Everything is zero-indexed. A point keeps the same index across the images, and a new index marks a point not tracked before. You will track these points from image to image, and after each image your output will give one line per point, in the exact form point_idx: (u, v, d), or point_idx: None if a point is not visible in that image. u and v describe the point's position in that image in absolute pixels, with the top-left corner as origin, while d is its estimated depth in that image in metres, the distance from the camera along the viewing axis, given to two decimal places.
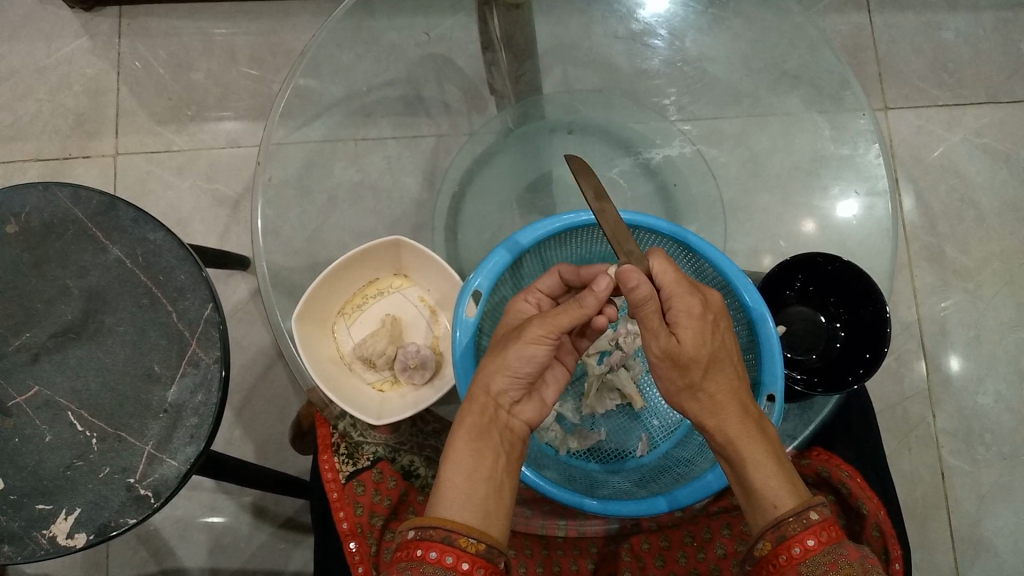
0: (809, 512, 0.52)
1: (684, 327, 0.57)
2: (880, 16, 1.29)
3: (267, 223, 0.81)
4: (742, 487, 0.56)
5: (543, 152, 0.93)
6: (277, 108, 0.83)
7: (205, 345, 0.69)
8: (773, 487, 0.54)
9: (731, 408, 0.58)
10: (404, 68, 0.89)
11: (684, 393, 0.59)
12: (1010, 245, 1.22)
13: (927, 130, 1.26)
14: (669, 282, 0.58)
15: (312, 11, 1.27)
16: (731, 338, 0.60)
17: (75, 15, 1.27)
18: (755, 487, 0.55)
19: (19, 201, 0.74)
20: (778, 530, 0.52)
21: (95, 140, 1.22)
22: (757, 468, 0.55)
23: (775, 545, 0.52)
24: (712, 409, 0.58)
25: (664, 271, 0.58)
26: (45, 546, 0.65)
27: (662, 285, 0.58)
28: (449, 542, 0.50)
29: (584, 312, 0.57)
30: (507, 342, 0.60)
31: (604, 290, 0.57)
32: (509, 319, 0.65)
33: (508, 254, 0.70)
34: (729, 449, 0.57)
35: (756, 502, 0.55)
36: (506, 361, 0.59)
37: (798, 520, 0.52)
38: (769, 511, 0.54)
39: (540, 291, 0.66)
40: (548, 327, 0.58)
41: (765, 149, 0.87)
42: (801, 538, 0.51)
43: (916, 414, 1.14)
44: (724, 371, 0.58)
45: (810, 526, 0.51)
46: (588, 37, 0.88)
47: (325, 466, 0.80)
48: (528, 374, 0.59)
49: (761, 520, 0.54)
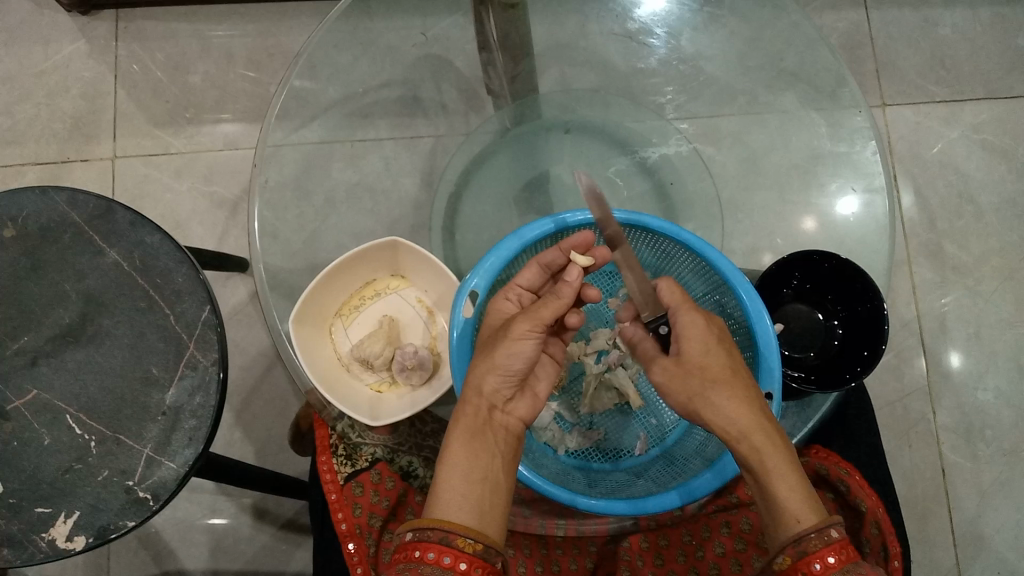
0: (829, 530, 0.51)
1: (690, 339, 0.59)
2: (877, 13, 1.29)
3: (266, 224, 0.81)
4: (763, 496, 0.55)
5: (540, 152, 0.93)
6: (274, 108, 0.82)
7: (202, 348, 0.69)
8: (795, 501, 0.53)
9: (753, 417, 0.56)
10: (401, 69, 0.89)
11: (698, 400, 0.58)
12: (1009, 241, 1.21)
13: (925, 126, 1.26)
14: (676, 300, 0.61)
15: (309, 12, 1.28)
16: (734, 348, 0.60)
17: (72, 18, 1.27)
18: (778, 500, 0.54)
19: (15, 205, 0.74)
20: (799, 546, 0.52)
21: (93, 143, 1.23)
22: (780, 481, 0.54)
23: (795, 560, 0.52)
24: (736, 415, 0.56)
25: (671, 295, 0.61)
26: (44, 550, 0.65)
27: (669, 303, 0.61)
28: (446, 543, 0.50)
29: (561, 302, 0.60)
30: (494, 342, 0.60)
31: (576, 280, 0.62)
32: (491, 319, 0.66)
33: (507, 250, 0.70)
34: (752, 459, 0.56)
35: (777, 516, 0.54)
36: (495, 359, 0.59)
37: (819, 537, 0.51)
38: (791, 525, 0.53)
39: (519, 286, 0.67)
40: (534, 322, 0.59)
41: (763, 147, 0.89)
42: (821, 554, 0.51)
43: (916, 411, 1.14)
44: (730, 379, 0.58)
45: (831, 544, 0.51)
46: (584, 36, 0.89)
47: (322, 467, 0.79)
48: (518, 370, 0.60)
49: (783, 535, 0.53)
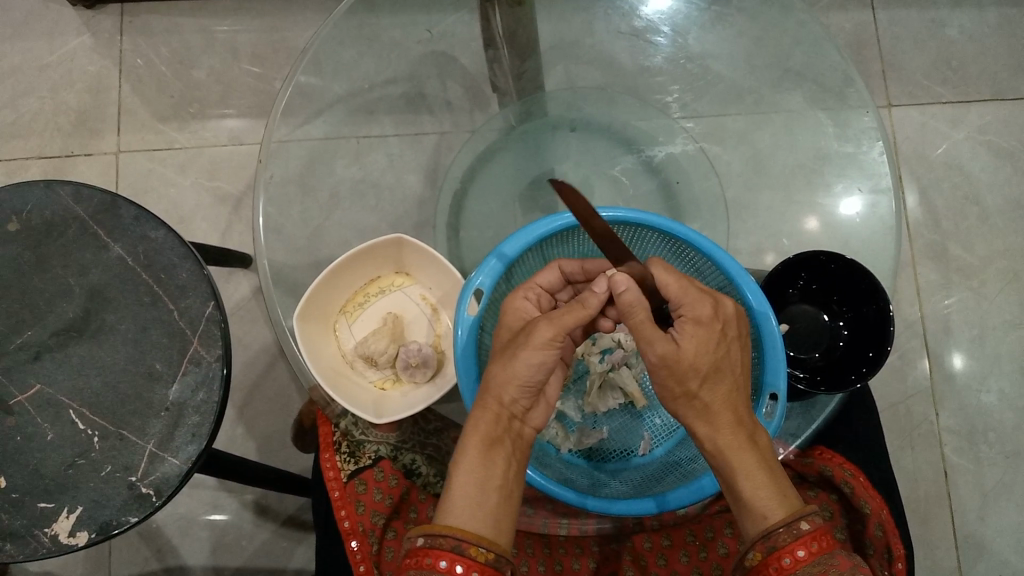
0: (800, 523, 0.52)
1: (688, 335, 0.56)
2: (884, 13, 1.29)
3: (270, 221, 0.81)
4: (732, 495, 0.56)
5: (546, 150, 0.93)
6: (278, 107, 0.83)
7: (206, 344, 0.69)
8: (762, 498, 0.54)
9: (727, 416, 0.57)
10: (405, 65, 0.89)
11: (680, 402, 0.57)
12: (1014, 243, 1.21)
13: (931, 127, 1.25)
14: (674, 289, 0.57)
15: (314, 8, 1.27)
16: (735, 349, 0.58)
17: (77, 12, 1.27)
18: (745, 497, 0.55)
19: (20, 199, 0.73)
20: (768, 541, 0.52)
21: (97, 137, 1.22)
22: (749, 479, 0.55)
23: (766, 555, 0.52)
24: (710, 416, 0.57)
25: (665, 280, 0.57)
26: (47, 545, 0.65)
27: (670, 295, 0.58)
28: (459, 552, 0.50)
29: (585, 312, 0.58)
30: (514, 348, 0.59)
31: (603, 292, 0.59)
32: (509, 319, 0.64)
33: (496, 267, 0.69)
34: (720, 460, 0.56)
35: (746, 512, 0.55)
36: (516, 369, 0.58)
37: (789, 531, 0.52)
38: (759, 521, 0.54)
39: (538, 287, 0.66)
40: (557, 330, 0.57)
41: (769, 147, 0.87)
42: (792, 548, 0.52)
43: (919, 412, 1.14)
44: (723, 377, 0.57)
45: (800, 537, 0.52)
46: (590, 34, 0.88)
47: (325, 464, 0.78)
48: (537, 381, 0.58)
49: (752, 530, 0.54)
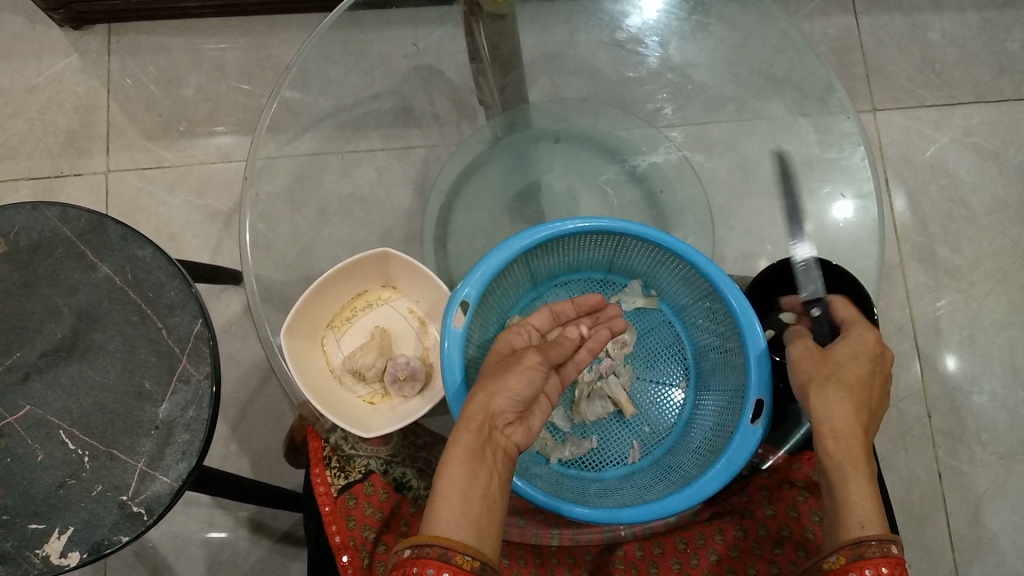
0: (891, 544, 0.54)
1: (846, 343, 0.64)
2: (867, 18, 1.30)
3: (259, 237, 0.81)
4: (832, 498, 0.59)
5: (531, 163, 0.93)
6: (264, 122, 0.82)
7: (195, 361, 0.69)
8: (863, 511, 0.57)
9: (852, 431, 0.60)
10: (392, 81, 0.91)
11: (816, 382, 0.62)
12: (1001, 243, 1.22)
13: (915, 131, 1.26)
14: (850, 316, 0.68)
15: (301, 25, 1.29)
16: (877, 390, 0.64)
17: (65, 33, 1.28)
18: (846, 502, 0.58)
19: (7, 221, 0.74)
20: (856, 549, 0.54)
21: (86, 157, 1.23)
22: (855, 488, 0.58)
23: (848, 561, 0.54)
24: (839, 419, 0.61)
25: (845, 310, 0.68)
26: (38, 566, 0.65)
27: (845, 317, 0.68)
28: (445, 559, 0.50)
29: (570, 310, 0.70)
30: (505, 368, 0.61)
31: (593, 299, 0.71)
32: (499, 345, 0.67)
33: (498, 261, 0.70)
34: (839, 463, 0.59)
35: (841, 517, 0.57)
36: (506, 383, 0.60)
37: (880, 546, 0.54)
38: (853, 530, 0.56)
39: (530, 325, 0.68)
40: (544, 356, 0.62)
41: (754, 152, 0.87)
42: (877, 561, 0.53)
43: (911, 414, 1.14)
44: (855, 390, 0.62)
45: (889, 555, 0.53)
46: (574, 45, 0.90)
47: (315, 479, 0.78)
48: (525, 398, 0.61)
49: (843, 536, 0.56)
